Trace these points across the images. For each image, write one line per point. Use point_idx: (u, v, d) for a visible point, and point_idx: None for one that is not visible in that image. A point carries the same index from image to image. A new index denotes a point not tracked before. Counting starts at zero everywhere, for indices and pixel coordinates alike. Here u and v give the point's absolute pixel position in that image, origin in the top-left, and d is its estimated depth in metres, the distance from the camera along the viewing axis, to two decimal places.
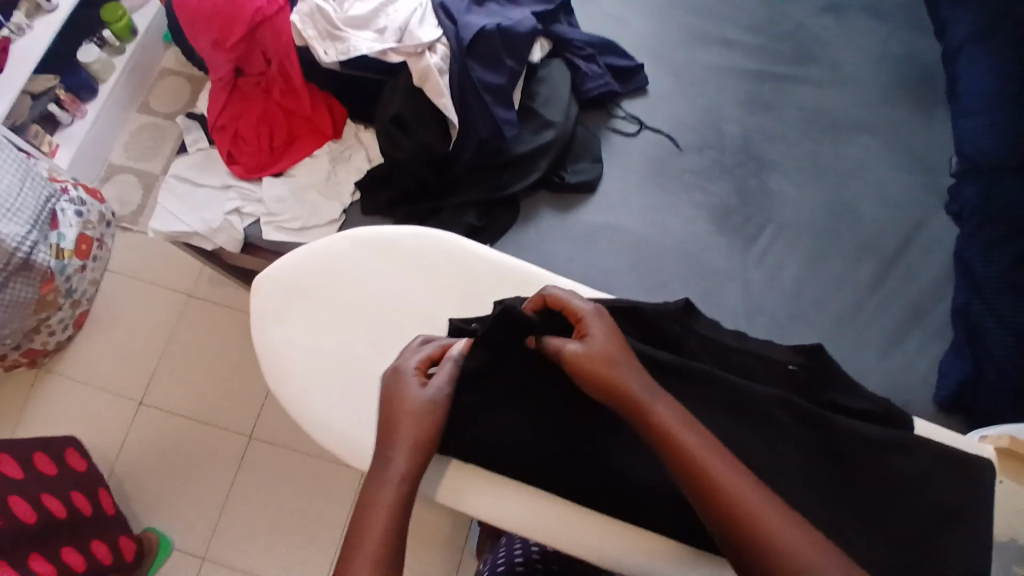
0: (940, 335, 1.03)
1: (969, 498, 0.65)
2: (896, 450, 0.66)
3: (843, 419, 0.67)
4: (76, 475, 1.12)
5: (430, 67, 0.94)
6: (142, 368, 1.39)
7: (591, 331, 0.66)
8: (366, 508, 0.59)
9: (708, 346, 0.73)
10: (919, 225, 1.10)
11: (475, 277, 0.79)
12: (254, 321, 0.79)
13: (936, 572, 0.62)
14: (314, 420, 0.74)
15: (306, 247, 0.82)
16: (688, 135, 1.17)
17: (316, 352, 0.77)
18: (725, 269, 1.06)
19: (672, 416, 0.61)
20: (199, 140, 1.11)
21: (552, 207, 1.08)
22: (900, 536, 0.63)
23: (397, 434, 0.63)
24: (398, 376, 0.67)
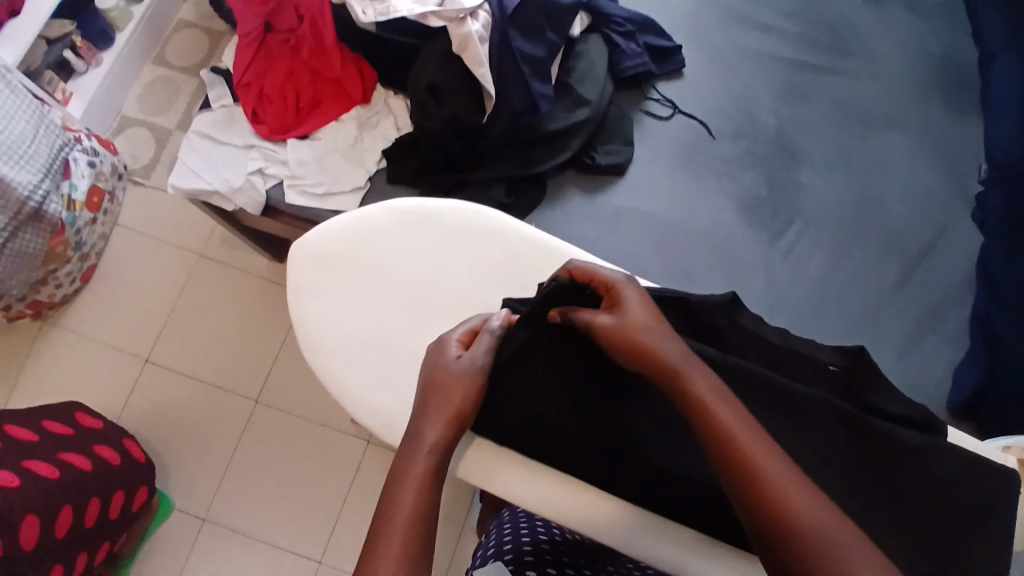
0: (958, 342, 1.01)
1: (1000, 506, 0.64)
2: (931, 454, 0.65)
3: (884, 424, 0.66)
4: (94, 432, 1.12)
5: (471, 35, 0.90)
6: (149, 326, 1.38)
7: (623, 297, 0.66)
8: (398, 478, 0.58)
9: (750, 341, 0.72)
10: (946, 230, 1.09)
11: (514, 254, 0.77)
12: (290, 292, 0.77)
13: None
14: (341, 390, 0.73)
15: (348, 217, 0.79)
16: (721, 122, 1.14)
17: (347, 323, 0.75)
18: (751, 262, 1.05)
19: (705, 387, 0.59)
20: (222, 96, 1.08)
21: (579, 188, 1.06)
22: (930, 544, 0.62)
23: (431, 404, 0.64)
24: (439, 348, 0.67)
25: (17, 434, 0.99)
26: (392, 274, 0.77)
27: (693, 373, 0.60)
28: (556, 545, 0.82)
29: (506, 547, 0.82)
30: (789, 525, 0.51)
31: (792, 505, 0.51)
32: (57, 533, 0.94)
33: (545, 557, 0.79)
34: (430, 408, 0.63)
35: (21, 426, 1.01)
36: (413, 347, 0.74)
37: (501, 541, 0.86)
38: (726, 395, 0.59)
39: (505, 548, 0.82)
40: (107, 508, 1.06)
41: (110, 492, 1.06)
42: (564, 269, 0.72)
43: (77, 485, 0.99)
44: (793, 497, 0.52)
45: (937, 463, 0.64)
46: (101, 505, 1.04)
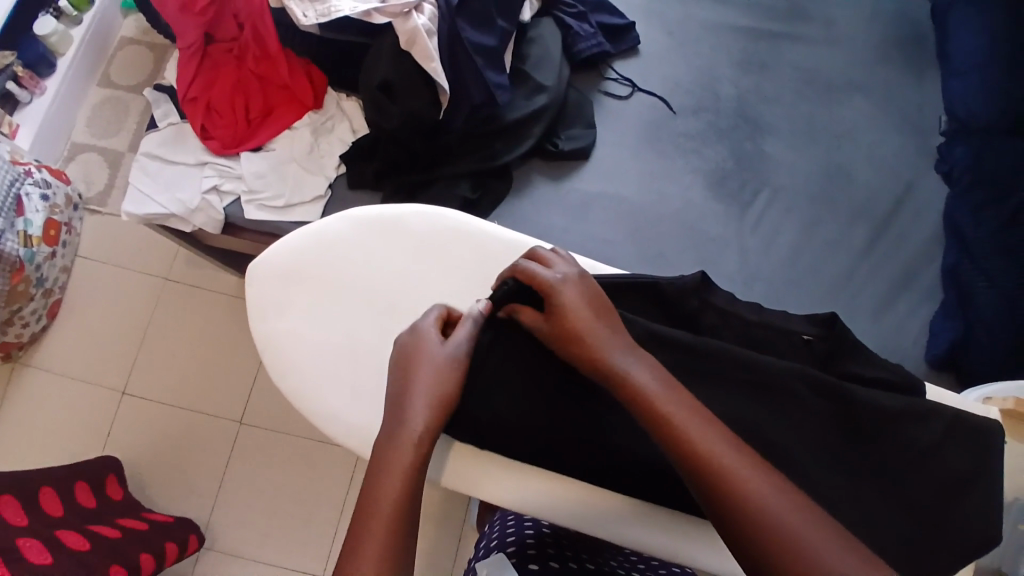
0: (931, 296, 1.02)
1: (982, 463, 0.64)
2: (914, 419, 0.64)
3: (862, 389, 0.65)
4: (116, 504, 1.13)
5: (418, 29, 0.87)
6: (123, 355, 1.34)
7: (562, 302, 0.63)
8: (379, 468, 0.57)
9: (726, 321, 0.71)
10: (911, 185, 1.09)
11: (480, 249, 0.76)
12: (252, 313, 0.74)
13: (942, 536, 0.62)
14: (317, 411, 0.70)
15: (301, 232, 0.77)
16: (682, 97, 1.13)
17: (319, 339, 0.72)
18: (721, 237, 1.04)
19: (648, 379, 0.58)
20: (169, 114, 1.04)
21: (546, 176, 1.05)
22: (917, 505, 0.63)
23: (412, 394, 0.61)
24: (416, 335, 0.65)
25: (46, 506, 1.00)
26: (359, 283, 0.74)
27: (639, 364, 0.59)
28: (559, 538, 0.82)
29: (509, 540, 0.81)
30: (751, 518, 0.50)
31: (738, 489, 0.51)
32: None
33: (547, 549, 0.78)
34: (403, 391, 0.62)
35: (54, 497, 1.02)
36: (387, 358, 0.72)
37: (504, 535, 0.85)
38: (680, 389, 0.58)
39: (508, 540, 0.82)
40: (162, 558, 1.05)
41: (158, 545, 1.06)
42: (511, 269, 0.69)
43: (116, 548, 0.99)
44: (758, 492, 0.51)
45: (921, 426, 0.64)
46: (156, 557, 1.04)
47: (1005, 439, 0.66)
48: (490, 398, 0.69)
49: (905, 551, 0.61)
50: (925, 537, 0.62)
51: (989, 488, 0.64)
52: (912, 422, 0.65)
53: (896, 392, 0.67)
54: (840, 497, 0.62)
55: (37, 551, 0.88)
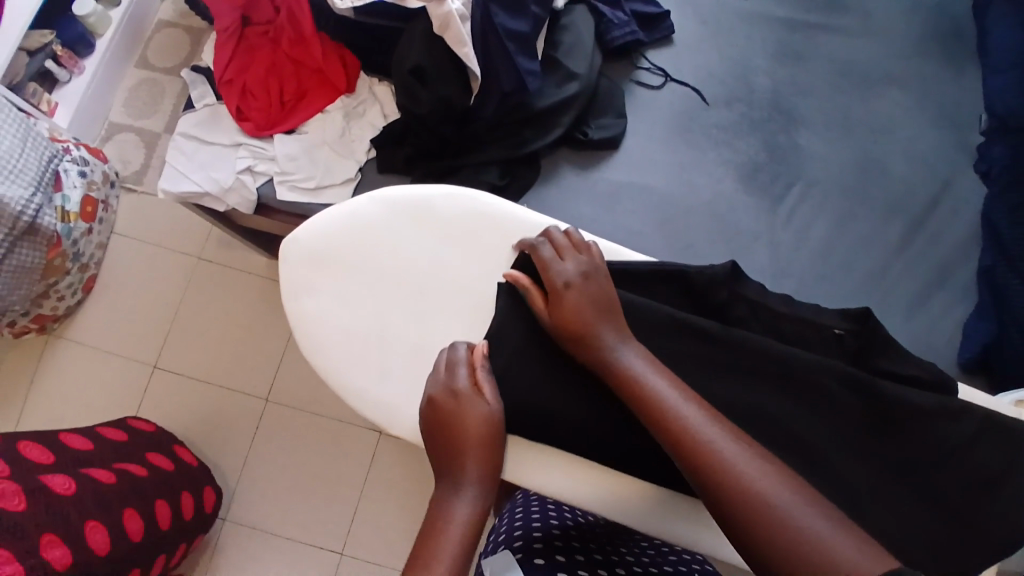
0: (965, 297, 1.00)
1: (1016, 466, 0.63)
2: (945, 417, 0.63)
3: (891, 385, 0.64)
4: (149, 437, 1.14)
5: (452, 14, 0.85)
6: (155, 329, 1.38)
7: (569, 300, 0.66)
8: (438, 537, 0.60)
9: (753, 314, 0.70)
10: (948, 184, 1.07)
11: (509, 236, 0.76)
12: (284, 291, 0.75)
13: (969, 540, 0.61)
14: (346, 389, 0.72)
15: (332, 213, 0.77)
16: (715, 88, 1.12)
17: (347, 321, 0.73)
18: (752, 231, 1.03)
19: (639, 370, 0.62)
20: (206, 95, 1.06)
21: (573, 165, 1.05)
22: (945, 508, 0.62)
23: (464, 461, 0.65)
24: (456, 395, 0.67)
25: (72, 443, 0.99)
26: (387, 266, 0.75)
27: (632, 360, 0.63)
28: (567, 530, 0.85)
29: (517, 534, 0.85)
30: (765, 525, 0.51)
31: (717, 456, 0.55)
32: (132, 536, 0.93)
33: (554, 542, 0.82)
34: (453, 458, 0.65)
35: (78, 436, 1.02)
36: (413, 342, 0.73)
37: (512, 527, 0.89)
38: (673, 380, 0.62)
39: (515, 534, 0.86)
40: (181, 510, 1.06)
41: (176, 494, 1.06)
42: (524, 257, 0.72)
43: (137, 490, 0.98)
44: (774, 499, 0.52)
45: (952, 424, 0.63)
46: (173, 508, 1.04)
47: None
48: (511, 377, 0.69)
49: (929, 550, 0.60)
50: (952, 540, 0.61)
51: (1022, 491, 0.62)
52: (943, 421, 0.63)
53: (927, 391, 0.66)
54: (862, 491, 0.62)
55: (61, 481, 0.88)
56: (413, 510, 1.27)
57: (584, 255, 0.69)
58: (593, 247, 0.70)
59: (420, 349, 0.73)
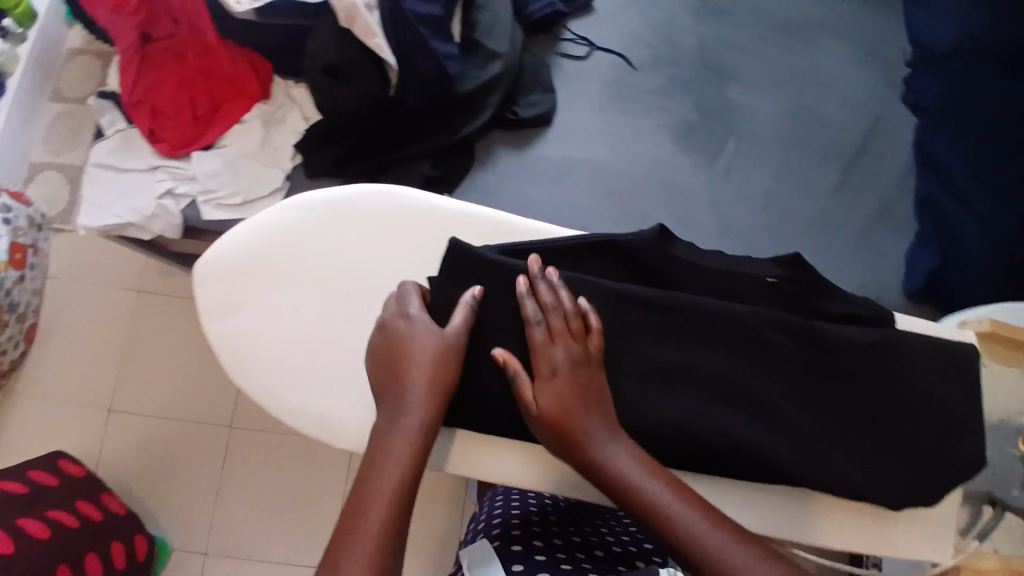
0: (906, 228, 1.03)
1: (961, 391, 0.63)
2: (885, 351, 0.63)
3: (830, 327, 0.63)
4: (80, 481, 1.09)
5: (356, 4, 0.80)
6: (106, 370, 1.32)
7: (561, 402, 0.59)
8: (378, 465, 0.57)
9: (690, 271, 0.66)
10: (879, 120, 1.10)
11: (443, 227, 0.70)
12: (202, 308, 0.68)
13: (930, 470, 0.62)
14: (283, 409, 0.66)
15: (248, 223, 0.70)
16: (641, 53, 1.11)
17: (273, 329, 0.67)
18: (693, 190, 1.04)
19: (629, 465, 0.58)
20: (115, 121, 0.99)
21: (509, 146, 1.02)
22: (901, 443, 0.62)
23: (412, 384, 0.61)
24: (406, 323, 0.63)
25: (8, 487, 0.98)
26: (312, 265, 0.68)
27: (624, 455, 0.58)
28: (545, 515, 0.85)
29: (495, 522, 0.84)
30: None
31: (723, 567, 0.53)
32: None
33: (532, 528, 0.81)
34: (399, 388, 0.61)
35: (8, 480, 1.00)
36: (350, 341, 0.67)
37: (491, 516, 0.87)
38: (662, 471, 0.59)
39: (493, 522, 0.85)
40: (111, 565, 1.01)
41: (105, 547, 1.02)
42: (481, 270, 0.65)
43: (71, 542, 0.97)
44: None
45: (894, 357, 0.62)
46: (103, 562, 1.00)
47: (980, 362, 0.65)
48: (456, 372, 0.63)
49: (890, 485, 0.61)
50: (914, 471, 0.62)
51: (971, 412, 0.63)
52: (887, 356, 0.63)
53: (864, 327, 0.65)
54: (822, 438, 0.61)
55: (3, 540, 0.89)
56: None
57: (577, 340, 0.61)
58: (591, 328, 0.62)
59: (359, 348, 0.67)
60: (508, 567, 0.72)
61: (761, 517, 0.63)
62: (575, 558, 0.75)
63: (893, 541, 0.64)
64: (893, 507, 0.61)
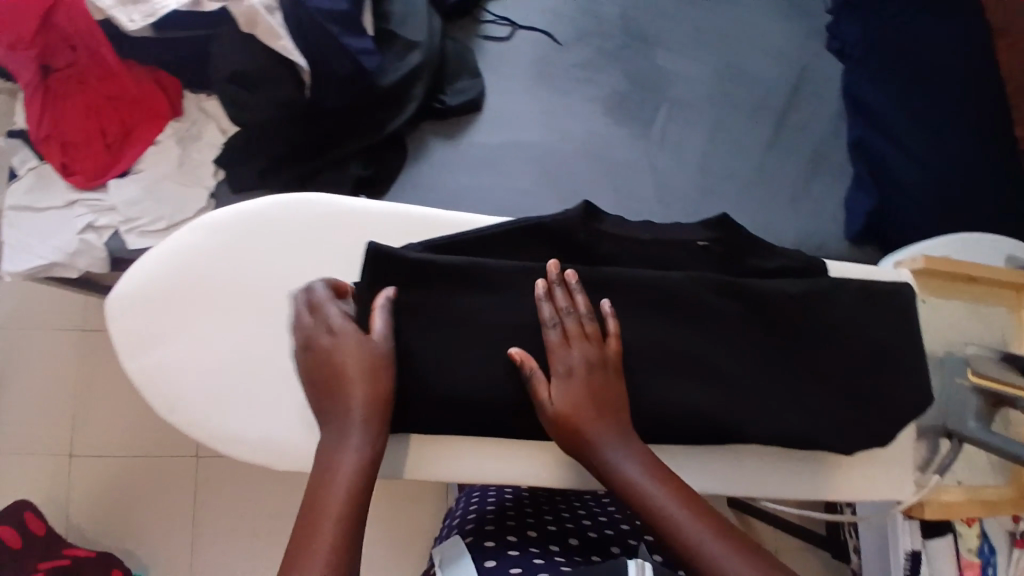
0: (843, 173, 1.06)
1: (900, 329, 0.64)
2: (820, 298, 0.63)
3: (764, 281, 0.63)
4: (44, 539, 1.15)
5: (254, 7, 0.77)
6: (62, 417, 1.26)
7: (576, 405, 0.57)
8: (323, 481, 0.54)
9: (621, 246, 0.65)
10: (806, 68, 1.12)
11: (364, 230, 0.68)
12: (120, 346, 0.65)
13: (879, 411, 0.62)
14: (220, 437, 0.63)
15: (157, 251, 0.67)
16: (565, 26, 1.09)
17: (199, 357, 0.64)
18: (630, 160, 1.04)
19: (639, 473, 0.56)
20: (26, 158, 0.91)
21: (441, 137, 0.99)
22: (850, 387, 0.62)
23: (349, 396, 0.57)
24: (332, 333, 0.59)
25: None
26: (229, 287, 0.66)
27: (635, 463, 0.56)
28: (521, 508, 0.84)
29: (470, 517, 0.83)
30: None
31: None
32: None
33: (508, 520, 0.80)
34: (331, 400, 0.58)
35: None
36: (276, 360, 0.65)
37: (467, 511, 0.86)
38: (678, 481, 0.56)
39: (469, 517, 0.83)
40: None
41: None
42: (398, 271, 0.62)
43: None
44: None
45: (829, 304, 0.62)
46: None
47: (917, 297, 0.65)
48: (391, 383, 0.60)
49: (843, 431, 0.61)
50: (867, 412, 0.62)
51: (914, 347, 0.64)
52: (820, 301, 0.63)
53: (797, 278, 0.65)
54: (773, 392, 0.61)
55: None
56: None
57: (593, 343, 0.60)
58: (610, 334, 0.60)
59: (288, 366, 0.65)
60: (480, 563, 0.71)
61: (719, 478, 0.63)
62: (549, 549, 0.75)
63: (854, 485, 0.65)
64: (846, 452, 0.61)
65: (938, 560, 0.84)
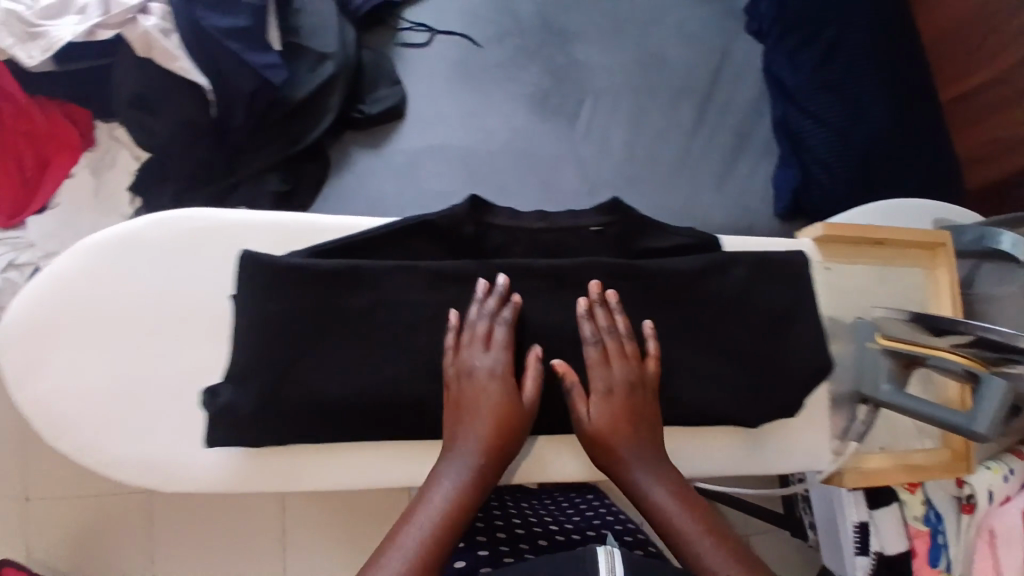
0: (768, 152, 1.10)
1: (794, 296, 0.65)
2: (714, 272, 0.64)
3: (657, 261, 0.64)
4: None
5: (149, 32, 0.77)
6: (10, 462, 1.21)
7: (624, 423, 0.60)
8: (419, 501, 0.57)
9: (514, 236, 0.67)
10: (725, 54, 1.14)
11: (248, 244, 0.67)
12: (7, 374, 0.63)
13: (776, 378, 0.63)
14: (110, 461, 0.63)
15: (41, 276, 0.65)
16: (484, 28, 1.09)
17: (87, 383, 0.63)
18: (555, 154, 1.05)
19: (665, 496, 0.58)
20: None
21: (363, 146, 0.99)
22: (744, 354, 0.63)
23: (470, 429, 0.59)
24: (472, 375, 0.60)
25: None
26: (116, 311, 0.65)
27: (666, 489, 0.58)
28: (491, 506, 0.83)
29: None
30: None
31: None
32: None
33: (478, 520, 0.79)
34: (458, 438, 0.59)
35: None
36: (168, 381, 0.64)
37: None
38: (710, 515, 0.58)
39: None
40: None
41: None
42: (275, 276, 0.61)
43: None
44: None
45: (720, 277, 0.63)
46: None
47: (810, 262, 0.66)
48: (275, 394, 0.59)
49: (740, 400, 0.62)
50: (765, 380, 0.62)
51: (813, 311, 0.65)
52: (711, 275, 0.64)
53: (694, 254, 0.66)
54: (674, 368, 0.63)
55: None
56: (347, 540, 1.21)
57: (633, 362, 0.61)
58: (651, 357, 0.62)
59: (179, 387, 0.64)
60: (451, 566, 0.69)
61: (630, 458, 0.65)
62: (518, 548, 0.73)
63: (763, 454, 0.65)
64: (752, 422, 0.62)
65: (884, 529, 0.83)
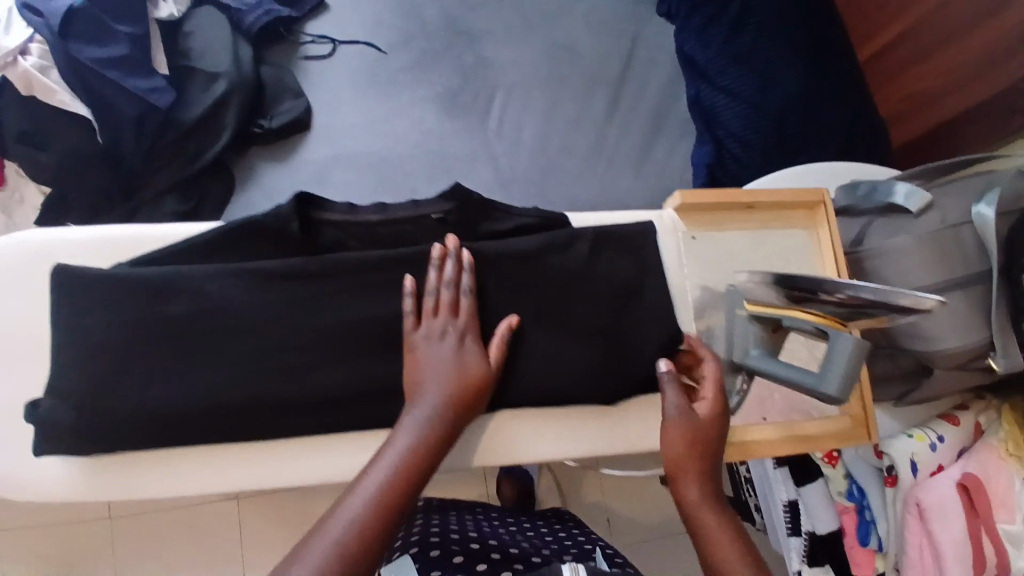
0: (685, 130, 1.08)
1: (639, 266, 0.64)
2: (557, 249, 0.63)
3: (497, 243, 0.62)
4: None
5: (28, 71, 0.80)
6: None
7: (702, 416, 0.58)
8: (384, 448, 0.55)
9: (350, 232, 0.62)
10: (636, 38, 1.13)
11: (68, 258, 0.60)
12: None
13: (627, 351, 0.62)
14: None
15: None
16: (388, 34, 1.07)
17: None
18: (467, 153, 1.02)
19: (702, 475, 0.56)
20: None
21: (270, 160, 0.99)
22: (597, 330, 0.62)
23: (433, 383, 0.57)
24: (449, 335, 0.58)
25: None
26: None
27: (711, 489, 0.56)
28: (467, 531, 0.85)
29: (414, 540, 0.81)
30: None
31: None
32: None
33: (454, 542, 0.81)
34: (424, 393, 0.56)
35: None
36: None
37: (413, 536, 0.84)
38: (740, 529, 0.54)
39: (414, 541, 0.81)
40: None
41: None
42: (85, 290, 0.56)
43: None
44: None
45: (562, 255, 0.62)
46: None
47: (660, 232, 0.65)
48: (99, 404, 0.55)
49: (596, 379, 0.61)
50: (616, 354, 0.62)
51: (661, 278, 0.64)
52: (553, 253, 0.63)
53: (541, 234, 0.64)
54: (527, 351, 0.61)
55: None
56: None
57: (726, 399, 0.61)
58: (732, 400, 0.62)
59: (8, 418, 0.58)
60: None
61: (483, 445, 0.61)
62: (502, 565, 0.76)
63: (627, 430, 0.63)
64: (607, 401, 0.61)
65: (815, 510, 0.80)
